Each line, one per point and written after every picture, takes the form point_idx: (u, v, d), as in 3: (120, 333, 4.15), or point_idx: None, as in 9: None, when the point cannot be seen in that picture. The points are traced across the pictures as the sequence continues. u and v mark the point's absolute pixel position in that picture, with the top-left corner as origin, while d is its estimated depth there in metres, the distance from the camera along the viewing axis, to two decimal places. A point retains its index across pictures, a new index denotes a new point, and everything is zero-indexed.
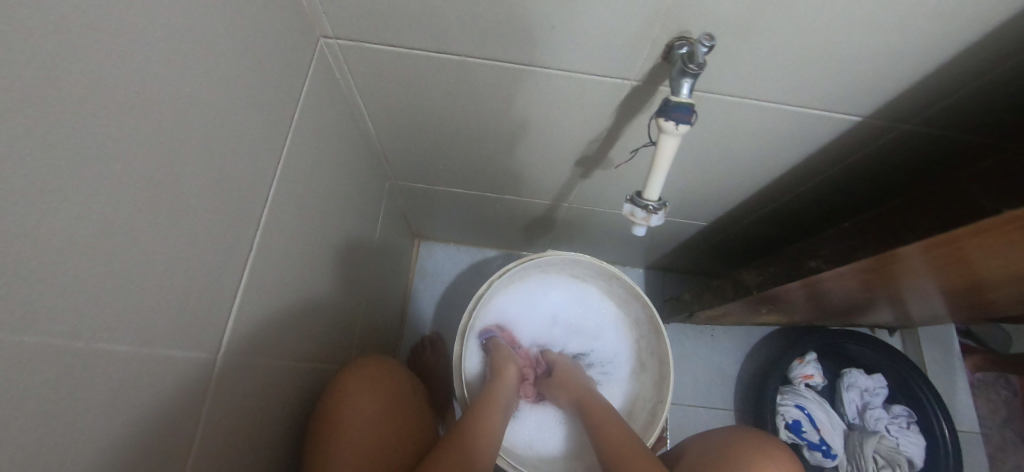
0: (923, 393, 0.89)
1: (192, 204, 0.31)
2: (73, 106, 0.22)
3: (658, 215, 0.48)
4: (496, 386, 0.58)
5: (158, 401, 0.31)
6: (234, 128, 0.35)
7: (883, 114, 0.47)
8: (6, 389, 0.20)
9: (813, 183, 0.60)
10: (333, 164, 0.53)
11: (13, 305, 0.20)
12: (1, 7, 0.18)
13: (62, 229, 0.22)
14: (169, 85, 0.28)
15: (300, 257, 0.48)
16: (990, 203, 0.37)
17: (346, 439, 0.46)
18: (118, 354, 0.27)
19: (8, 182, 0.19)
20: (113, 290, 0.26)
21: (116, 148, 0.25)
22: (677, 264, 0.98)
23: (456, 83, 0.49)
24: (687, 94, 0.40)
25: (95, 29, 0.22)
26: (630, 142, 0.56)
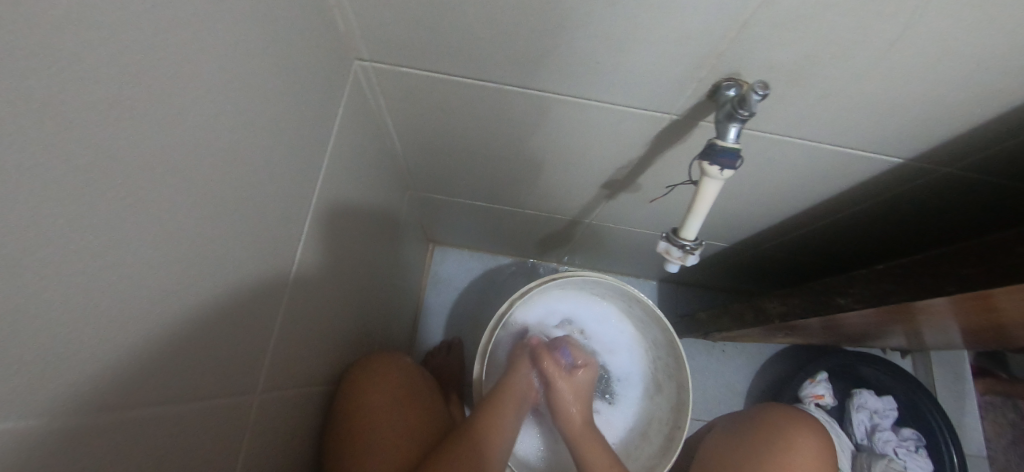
0: (933, 417, 0.89)
1: (239, 248, 0.32)
2: (143, 180, 0.22)
3: (693, 256, 0.44)
4: (511, 379, 0.58)
5: (208, 436, 0.32)
6: (276, 168, 0.35)
7: (928, 157, 0.45)
8: (71, 448, 0.21)
9: (843, 219, 0.59)
10: (359, 184, 0.53)
11: (76, 379, 0.21)
12: (85, 103, 0.18)
13: (126, 296, 0.23)
14: (226, 138, 0.28)
15: (332, 276, 0.50)
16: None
17: (369, 441, 0.49)
18: (178, 397, 0.28)
19: (71, 265, 0.19)
20: (177, 339, 0.27)
21: (178, 212, 0.25)
22: (694, 279, 0.97)
23: (489, 104, 0.48)
24: (734, 138, 0.38)
25: (164, 101, 0.23)
26: (660, 168, 0.55)
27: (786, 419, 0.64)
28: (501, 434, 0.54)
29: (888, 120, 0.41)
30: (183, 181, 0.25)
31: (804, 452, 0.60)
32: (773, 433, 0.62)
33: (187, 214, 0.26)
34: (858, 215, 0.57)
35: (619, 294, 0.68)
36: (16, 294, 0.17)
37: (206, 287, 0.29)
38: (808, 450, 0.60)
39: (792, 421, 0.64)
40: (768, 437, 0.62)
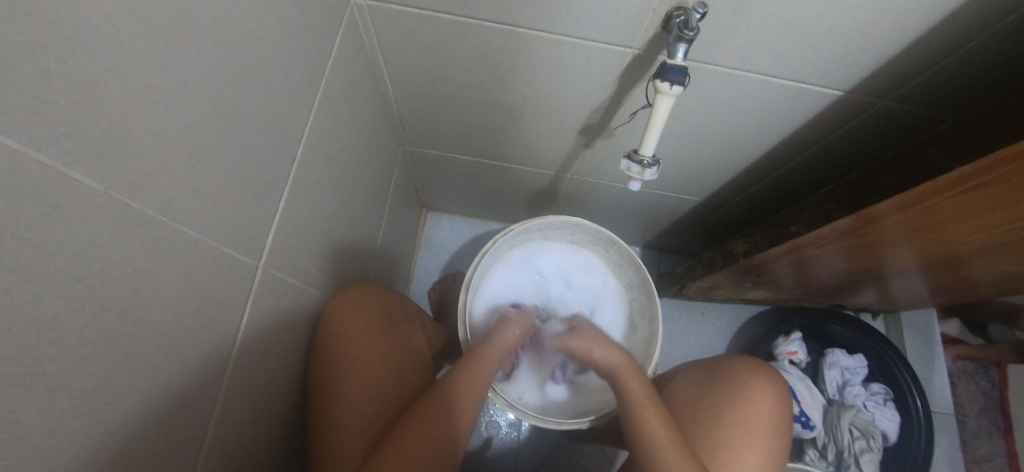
0: (900, 372, 0.93)
1: (263, 137, 0.37)
2: (191, 42, 0.27)
3: (652, 171, 0.50)
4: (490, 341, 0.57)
5: (239, 297, 0.36)
6: (291, 78, 0.40)
7: (863, 90, 0.50)
8: (145, 255, 0.26)
9: (799, 162, 0.64)
10: (358, 122, 0.59)
11: (152, 195, 0.26)
12: None
13: (184, 139, 0.28)
14: (253, 34, 0.33)
15: (334, 201, 0.55)
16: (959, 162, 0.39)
17: (348, 361, 0.50)
18: (222, 251, 0.33)
19: (148, 96, 0.25)
20: (218, 195, 0.32)
21: (216, 83, 0.30)
22: (673, 243, 1.02)
23: (474, 45, 0.54)
24: (682, 58, 0.43)
25: None
26: (630, 109, 0.60)
27: (751, 369, 0.59)
28: (481, 382, 0.54)
29: (825, 50, 0.46)
30: (217, 51, 0.30)
31: (763, 402, 0.56)
32: (737, 380, 0.58)
33: (221, 85, 0.31)
34: (813, 157, 0.62)
35: (597, 239, 0.72)
36: (109, 102, 0.23)
37: (241, 163, 0.34)
38: (769, 403, 0.56)
39: (756, 371, 0.59)
40: (732, 381, 0.58)
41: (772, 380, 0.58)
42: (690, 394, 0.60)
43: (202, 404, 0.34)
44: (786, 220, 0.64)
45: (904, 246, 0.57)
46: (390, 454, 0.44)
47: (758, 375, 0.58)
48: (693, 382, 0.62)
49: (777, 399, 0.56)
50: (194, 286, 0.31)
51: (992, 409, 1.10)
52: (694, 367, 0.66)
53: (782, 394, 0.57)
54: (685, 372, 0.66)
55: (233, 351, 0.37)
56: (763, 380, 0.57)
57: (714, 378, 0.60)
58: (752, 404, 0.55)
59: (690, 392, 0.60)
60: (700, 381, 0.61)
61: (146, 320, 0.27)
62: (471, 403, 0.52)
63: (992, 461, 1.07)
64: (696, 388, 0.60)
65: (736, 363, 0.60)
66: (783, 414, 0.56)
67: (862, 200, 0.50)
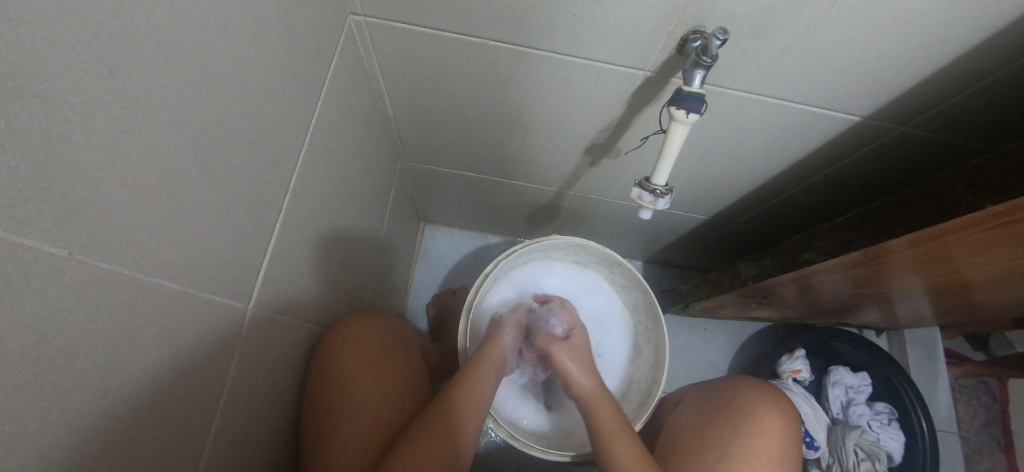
0: (905, 391, 0.92)
1: (254, 172, 0.34)
2: (170, 80, 0.25)
3: (664, 200, 0.48)
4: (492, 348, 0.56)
5: (224, 344, 0.34)
6: (284, 105, 0.37)
7: (884, 116, 0.48)
8: (114, 320, 0.23)
9: (810, 185, 0.62)
10: (355, 142, 0.56)
11: (125, 252, 0.23)
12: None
13: (162, 186, 0.25)
14: (242, 63, 0.31)
15: (329, 226, 0.52)
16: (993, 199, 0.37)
17: (345, 398, 0.48)
18: (205, 299, 0.31)
19: (119, 143, 0.22)
20: (201, 240, 0.29)
21: (200, 120, 0.27)
22: (675, 259, 1.00)
23: (477, 64, 0.51)
24: (699, 84, 0.41)
25: (189, 13, 0.25)
26: (639, 130, 0.58)
27: (761, 395, 0.56)
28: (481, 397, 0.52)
29: (848, 75, 0.43)
30: (200, 84, 0.27)
31: (768, 432, 0.53)
32: (746, 405, 0.55)
33: (206, 122, 0.28)
34: (826, 181, 0.60)
35: (601, 260, 0.70)
36: (76, 154, 0.20)
37: (226, 201, 0.31)
38: (775, 432, 0.53)
39: (769, 399, 0.56)
40: (739, 406, 0.55)
41: (782, 409, 0.55)
42: (695, 418, 0.57)
43: (185, 463, 0.31)
44: (797, 244, 0.62)
45: (919, 275, 0.55)
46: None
47: (765, 401, 0.55)
48: (699, 407, 0.59)
49: (785, 431, 0.54)
50: (174, 340, 0.28)
51: (992, 425, 1.10)
52: (698, 390, 0.63)
53: (791, 424, 0.55)
54: (688, 396, 0.63)
55: (220, 402, 0.34)
56: (769, 407, 0.55)
57: (723, 403, 0.56)
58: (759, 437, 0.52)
59: (694, 416, 0.58)
60: (704, 408, 0.58)
61: (119, 387, 0.25)
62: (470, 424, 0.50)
63: None
64: (699, 414, 0.57)
65: (745, 388, 0.57)
66: (790, 448, 0.53)
67: (881, 230, 0.48)
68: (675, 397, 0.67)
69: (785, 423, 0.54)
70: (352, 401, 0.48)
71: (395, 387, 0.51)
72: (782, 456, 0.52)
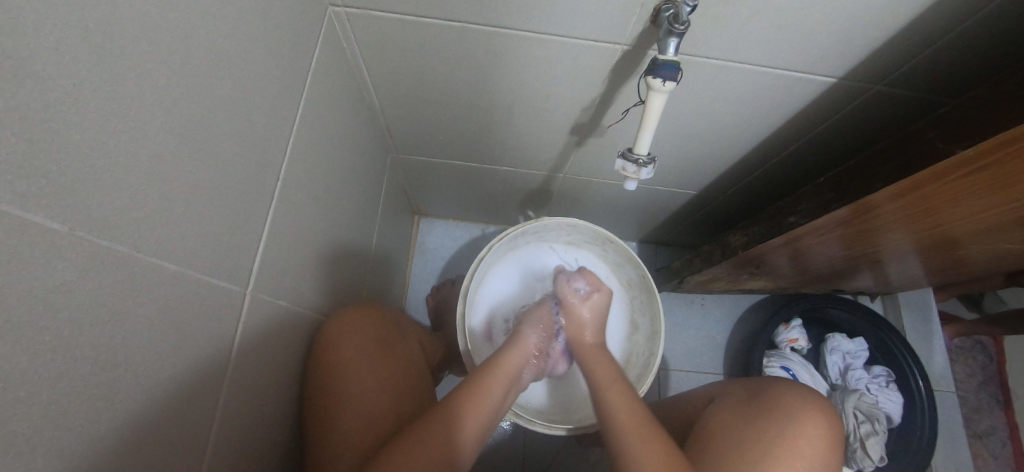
0: (901, 353, 0.94)
1: (244, 158, 0.35)
2: (152, 64, 0.25)
3: (647, 169, 0.49)
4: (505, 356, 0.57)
5: (223, 327, 0.34)
6: (269, 93, 0.38)
7: (857, 76, 0.49)
8: (114, 296, 0.24)
9: (791, 151, 0.63)
10: (343, 134, 0.57)
11: (122, 231, 0.24)
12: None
13: (154, 169, 0.26)
14: (225, 49, 0.32)
15: (322, 217, 0.53)
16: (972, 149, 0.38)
17: (345, 385, 0.49)
18: (205, 281, 0.32)
19: (109, 124, 0.23)
20: (197, 222, 0.30)
21: (188, 106, 0.28)
22: (668, 237, 1.02)
23: (457, 49, 0.52)
24: (673, 52, 0.42)
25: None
26: (621, 105, 0.58)
27: (807, 400, 0.50)
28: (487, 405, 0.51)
29: (817, 36, 0.45)
30: (184, 70, 0.28)
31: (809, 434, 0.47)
32: (785, 412, 0.49)
33: (194, 107, 0.29)
34: (807, 146, 0.61)
35: (593, 239, 0.72)
36: (72, 133, 0.21)
37: (218, 185, 0.32)
38: (812, 451, 0.47)
39: (817, 418, 0.49)
40: (778, 412, 0.49)
41: (827, 424, 0.49)
42: (727, 423, 0.51)
43: (194, 442, 0.32)
44: (784, 211, 0.64)
45: (904, 232, 0.56)
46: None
47: (809, 412, 0.49)
48: (732, 407, 0.53)
49: (822, 451, 0.47)
50: (175, 321, 0.29)
51: (991, 383, 1.12)
52: (734, 388, 0.57)
53: (833, 442, 0.48)
54: (727, 394, 0.56)
55: (224, 384, 0.35)
56: (814, 426, 0.48)
57: (763, 408, 0.50)
58: (790, 454, 0.46)
59: (724, 417, 0.52)
60: (743, 404, 0.52)
61: (121, 365, 0.25)
62: (472, 431, 0.49)
63: (994, 434, 1.08)
64: (730, 417, 0.51)
65: (789, 395, 0.51)
66: (821, 469, 0.47)
67: (862, 189, 0.50)
68: (703, 392, 0.61)
69: (825, 417, 0.49)
70: (352, 388, 0.49)
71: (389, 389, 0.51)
72: (821, 454, 0.47)
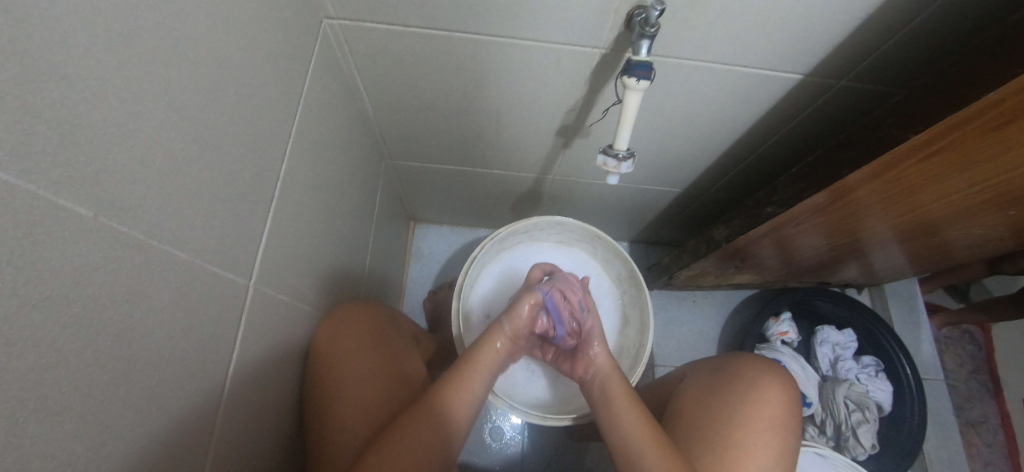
0: (888, 342, 0.96)
1: (247, 159, 0.38)
2: (164, 70, 0.28)
3: (627, 163, 0.52)
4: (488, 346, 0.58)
5: (228, 317, 0.36)
6: (270, 100, 0.41)
7: (821, 72, 0.52)
8: (130, 279, 0.27)
9: (767, 146, 0.66)
10: (340, 140, 0.59)
11: (138, 219, 0.27)
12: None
13: (166, 164, 0.29)
14: (230, 58, 0.34)
15: (321, 218, 0.55)
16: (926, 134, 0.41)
17: (343, 378, 0.51)
18: (212, 272, 0.34)
19: (127, 122, 0.26)
20: (205, 216, 0.33)
21: (197, 109, 0.31)
22: (658, 236, 1.05)
23: (446, 57, 0.55)
24: (645, 53, 0.45)
25: (178, 13, 0.29)
26: (603, 106, 0.61)
27: (768, 370, 0.56)
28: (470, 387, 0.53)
29: (780, 36, 0.48)
30: (193, 76, 0.30)
31: (773, 401, 0.53)
32: (749, 388, 0.54)
33: (202, 110, 0.32)
34: (782, 141, 0.64)
35: (582, 236, 0.74)
36: (95, 128, 0.24)
37: (224, 182, 0.35)
38: (775, 416, 0.52)
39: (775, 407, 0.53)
40: (743, 387, 0.54)
41: (788, 393, 0.54)
42: (696, 399, 0.56)
43: (203, 425, 0.34)
44: (763, 203, 0.67)
45: (878, 217, 0.59)
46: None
47: (770, 391, 0.53)
48: (703, 382, 0.58)
49: (786, 418, 0.52)
50: (185, 307, 0.31)
51: (980, 372, 1.14)
52: (702, 366, 0.61)
53: (794, 409, 0.54)
54: (696, 371, 0.61)
55: (229, 371, 0.37)
56: (775, 406, 0.52)
57: (730, 382, 0.55)
58: (755, 417, 0.51)
59: (693, 395, 0.57)
60: (712, 378, 0.57)
61: (136, 344, 0.27)
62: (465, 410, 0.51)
63: (986, 422, 1.10)
64: (698, 396, 0.56)
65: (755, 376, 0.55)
66: (786, 434, 0.52)
67: (831, 177, 0.53)
68: (676, 374, 0.66)
69: (787, 390, 0.54)
70: (351, 381, 0.51)
71: (391, 379, 0.54)
72: (784, 420, 0.52)
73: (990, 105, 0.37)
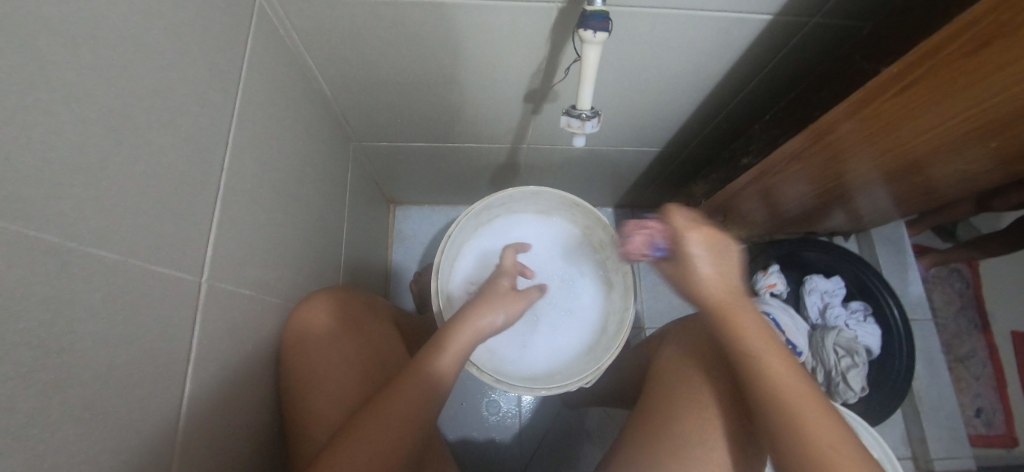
0: (875, 286, 0.96)
1: (182, 149, 0.36)
2: (56, 58, 0.26)
3: (592, 123, 0.50)
4: (449, 332, 0.55)
5: (178, 317, 0.35)
6: (201, 84, 0.38)
7: (789, 10, 0.49)
8: (47, 285, 0.25)
9: (742, 95, 0.64)
10: (295, 124, 0.57)
11: (49, 220, 0.25)
12: None
13: (75, 161, 0.27)
14: (141, 39, 0.32)
15: (282, 206, 0.53)
16: (903, 64, 0.39)
17: (323, 369, 0.51)
18: (154, 271, 0.32)
19: (17, 117, 0.23)
20: (137, 212, 0.31)
21: (106, 98, 0.29)
22: (642, 199, 1.03)
23: (395, 25, 0.52)
24: (600, 2, 0.42)
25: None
26: (569, 65, 0.58)
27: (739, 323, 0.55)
28: (443, 367, 0.52)
29: None
30: (98, 63, 0.28)
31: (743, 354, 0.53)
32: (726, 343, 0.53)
33: (112, 99, 0.29)
34: (756, 88, 0.62)
35: (560, 205, 0.73)
36: None
37: (156, 176, 0.33)
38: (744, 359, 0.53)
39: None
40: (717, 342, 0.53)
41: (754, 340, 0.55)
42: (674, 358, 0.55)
43: (162, 426, 0.34)
44: (740, 154, 0.65)
45: (853, 162, 0.58)
46: (353, 448, 0.44)
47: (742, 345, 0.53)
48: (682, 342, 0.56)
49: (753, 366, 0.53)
50: (122, 310, 0.30)
51: (968, 308, 1.15)
52: (682, 325, 0.60)
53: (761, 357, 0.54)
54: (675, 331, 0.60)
55: (187, 371, 0.36)
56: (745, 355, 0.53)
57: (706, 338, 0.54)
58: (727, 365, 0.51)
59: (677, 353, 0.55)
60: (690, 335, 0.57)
61: (66, 351, 0.26)
62: (446, 379, 0.52)
63: (975, 357, 1.12)
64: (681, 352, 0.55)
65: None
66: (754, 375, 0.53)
67: (805, 121, 0.51)
68: (658, 336, 0.65)
69: None
70: (330, 372, 0.51)
71: (366, 353, 0.54)
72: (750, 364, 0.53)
73: (966, 26, 0.35)
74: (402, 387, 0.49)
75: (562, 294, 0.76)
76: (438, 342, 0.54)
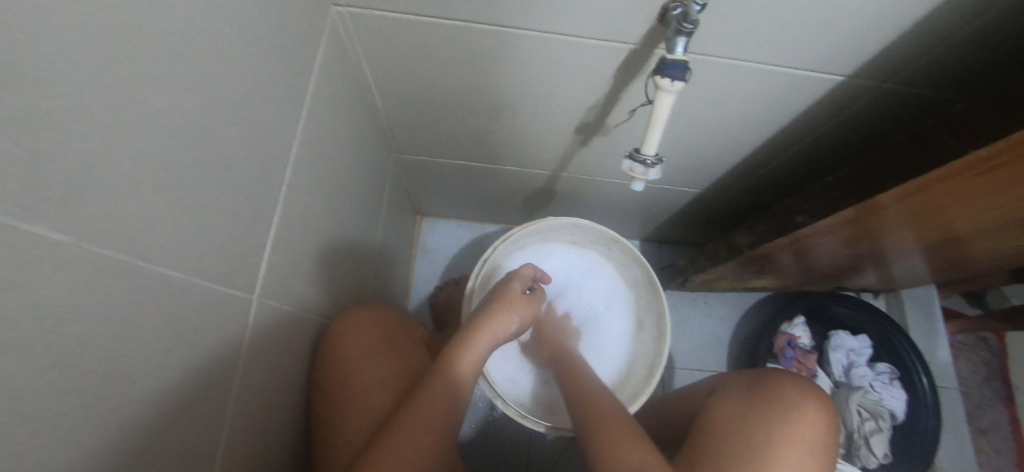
0: (904, 349, 0.93)
1: (250, 163, 0.35)
2: (153, 73, 0.25)
3: (655, 169, 0.48)
4: (462, 347, 0.53)
5: (229, 335, 0.34)
6: (272, 97, 0.37)
7: (865, 74, 0.48)
8: (116, 307, 0.24)
9: (797, 148, 0.63)
10: (347, 136, 0.56)
11: (127, 238, 0.24)
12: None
13: (157, 177, 0.26)
14: (228, 52, 0.31)
15: (326, 219, 0.52)
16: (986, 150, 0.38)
17: (349, 389, 0.49)
18: (212, 290, 0.31)
19: (112, 133, 0.22)
20: (204, 229, 0.30)
21: (192, 112, 0.28)
22: (671, 236, 1.02)
23: (461, 50, 0.51)
24: (682, 51, 0.41)
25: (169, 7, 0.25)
26: (629, 104, 0.58)
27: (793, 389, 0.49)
28: (454, 386, 0.50)
29: (825, 35, 0.44)
30: (189, 76, 0.27)
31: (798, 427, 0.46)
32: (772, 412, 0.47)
33: (197, 113, 0.28)
34: (813, 144, 0.61)
35: (596, 239, 0.71)
36: (75, 142, 0.21)
37: (224, 192, 0.32)
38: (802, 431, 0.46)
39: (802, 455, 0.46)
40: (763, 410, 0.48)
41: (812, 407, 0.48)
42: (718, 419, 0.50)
43: (202, 450, 0.32)
44: (791, 209, 0.64)
45: (908, 230, 0.56)
46: None
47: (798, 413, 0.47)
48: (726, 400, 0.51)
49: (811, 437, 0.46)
50: (179, 331, 0.29)
51: (993, 380, 1.12)
52: (733, 378, 0.55)
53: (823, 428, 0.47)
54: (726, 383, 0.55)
55: (230, 392, 0.35)
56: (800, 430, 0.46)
57: (753, 400, 0.49)
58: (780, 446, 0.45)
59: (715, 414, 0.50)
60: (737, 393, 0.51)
61: (124, 376, 0.25)
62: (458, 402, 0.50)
63: (997, 431, 1.08)
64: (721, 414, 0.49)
65: (793, 406, 0.48)
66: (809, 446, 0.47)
67: (871, 188, 0.50)
68: (702, 385, 0.60)
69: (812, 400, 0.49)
70: (353, 392, 0.49)
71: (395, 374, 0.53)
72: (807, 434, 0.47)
73: None
74: (419, 418, 0.46)
75: (590, 330, 0.74)
76: (449, 356, 0.52)
